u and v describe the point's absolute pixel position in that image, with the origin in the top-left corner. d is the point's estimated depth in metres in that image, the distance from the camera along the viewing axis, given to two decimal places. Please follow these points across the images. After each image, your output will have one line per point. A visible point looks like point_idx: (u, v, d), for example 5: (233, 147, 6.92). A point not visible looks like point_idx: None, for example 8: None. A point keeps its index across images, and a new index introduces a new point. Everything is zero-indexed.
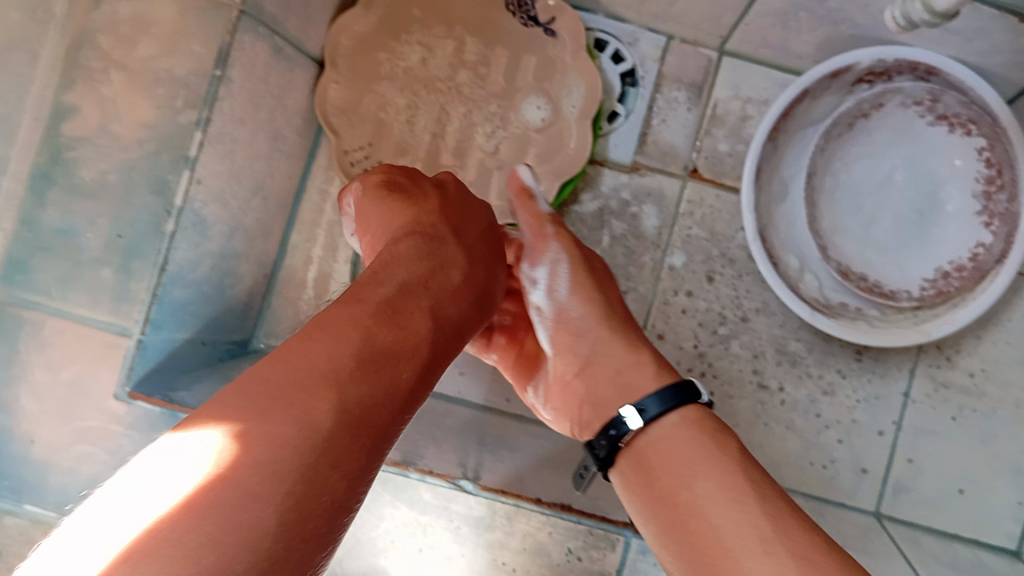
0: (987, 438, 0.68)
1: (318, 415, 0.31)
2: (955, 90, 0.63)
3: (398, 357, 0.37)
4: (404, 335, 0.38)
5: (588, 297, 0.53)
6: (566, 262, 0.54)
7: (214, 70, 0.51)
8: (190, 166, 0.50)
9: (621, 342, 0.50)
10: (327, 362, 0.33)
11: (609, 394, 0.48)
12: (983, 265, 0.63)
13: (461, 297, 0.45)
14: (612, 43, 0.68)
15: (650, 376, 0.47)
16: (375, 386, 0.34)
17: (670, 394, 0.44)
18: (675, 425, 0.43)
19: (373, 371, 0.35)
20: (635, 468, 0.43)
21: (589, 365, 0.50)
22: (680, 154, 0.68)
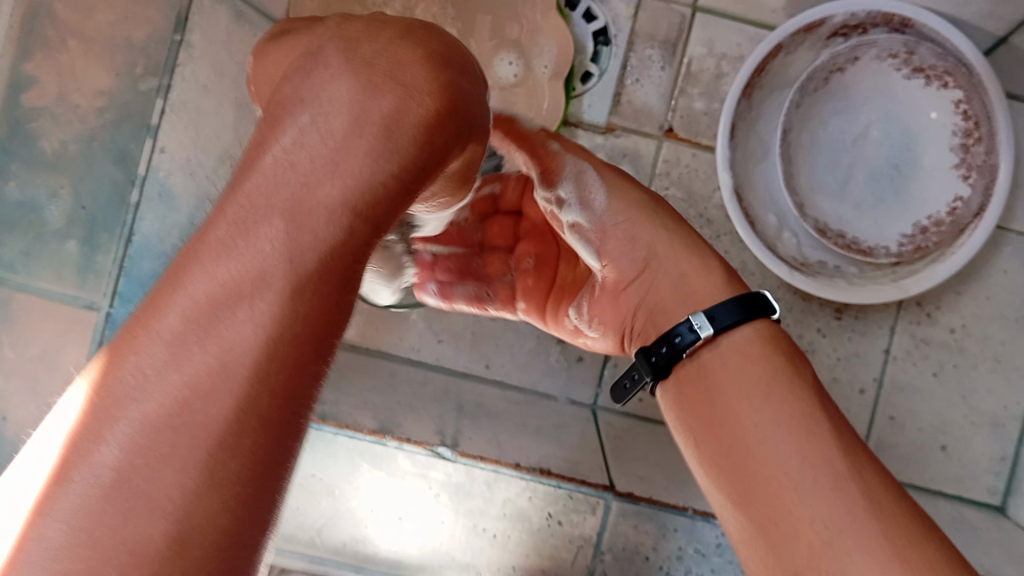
0: (969, 393, 0.68)
1: (114, 478, 0.21)
2: (930, 41, 0.63)
3: (266, 285, 0.23)
4: (285, 227, 0.23)
5: (628, 198, 0.49)
6: (590, 170, 0.49)
7: (172, 34, 0.51)
8: (152, 135, 0.51)
9: (681, 242, 0.47)
10: (135, 375, 0.22)
11: (671, 300, 0.45)
12: (961, 219, 0.63)
13: (411, 114, 0.25)
14: (583, 1, 0.67)
15: (720, 278, 0.45)
16: (227, 352, 0.22)
17: (740, 305, 0.42)
18: (743, 341, 0.41)
19: (221, 338, 0.22)
20: (696, 386, 0.42)
21: (647, 269, 0.47)
22: (655, 114, 0.67)
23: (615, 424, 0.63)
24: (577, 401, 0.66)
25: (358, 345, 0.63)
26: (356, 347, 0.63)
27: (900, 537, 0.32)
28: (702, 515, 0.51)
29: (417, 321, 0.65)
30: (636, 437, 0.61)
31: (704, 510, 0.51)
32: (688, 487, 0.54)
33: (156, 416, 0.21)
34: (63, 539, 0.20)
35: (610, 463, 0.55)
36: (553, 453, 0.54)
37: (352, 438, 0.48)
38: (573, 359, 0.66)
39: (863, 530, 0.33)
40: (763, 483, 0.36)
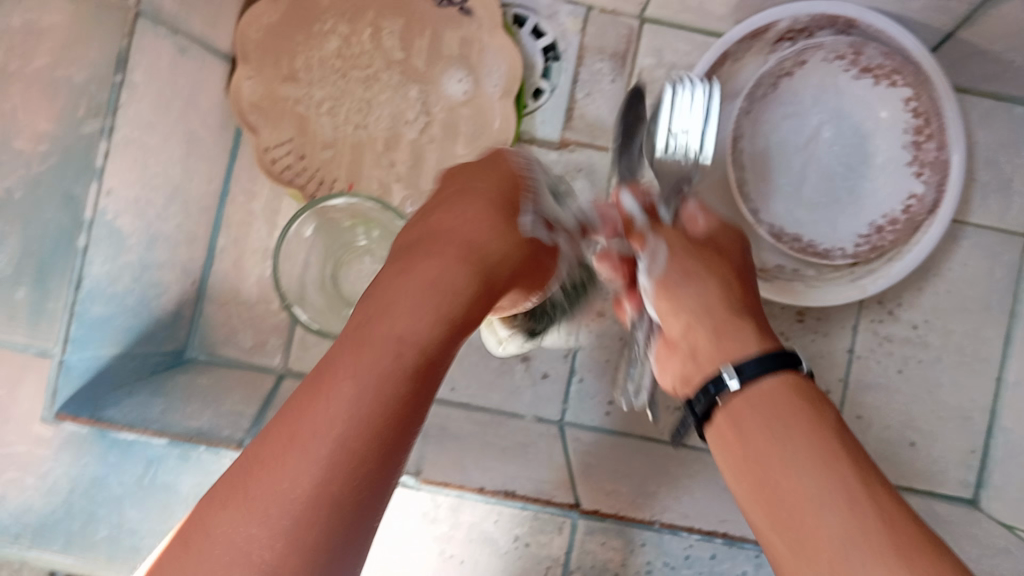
0: (934, 388, 0.68)
1: (243, 542, 0.26)
2: (876, 41, 0.63)
3: (349, 384, 0.28)
4: (359, 356, 0.29)
5: (686, 265, 0.48)
6: (666, 248, 0.50)
7: (113, 76, 0.50)
8: (99, 177, 0.49)
9: (733, 319, 0.45)
10: (257, 461, 0.27)
11: (705, 354, 0.44)
12: (916, 216, 0.63)
13: (455, 274, 0.34)
14: (531, 18, 0.67)
15: (754, 337, 0.43)
16: (320, 433, 0.27)
17: (768, 356, 0.41)
18: (772, 387, 0.39)
19: (315, 426, 0.27)
20: (725, 422, 0.41)
21: (691, 326, 0.46)
22: (608, 127, 0.68)
23: (582, 439, 0.63)
24: (545, 418, 0.66)
25: None
26: None
27: (910, 548, 0.30)
28: (669, 527, 0.50)
29: None
30: (602, 451, 0.61)
31: (671, 523, 0.50)
32: (654, 500, 0.54)
33: (275, 484, 0.27)
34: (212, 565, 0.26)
35: (576, 480, 0.55)
36: (518, 473, 0.53)
37: None
38: (539, 376, 0.66)
39: (875, 554, 0.30)
40: (784, 509, 0.35)
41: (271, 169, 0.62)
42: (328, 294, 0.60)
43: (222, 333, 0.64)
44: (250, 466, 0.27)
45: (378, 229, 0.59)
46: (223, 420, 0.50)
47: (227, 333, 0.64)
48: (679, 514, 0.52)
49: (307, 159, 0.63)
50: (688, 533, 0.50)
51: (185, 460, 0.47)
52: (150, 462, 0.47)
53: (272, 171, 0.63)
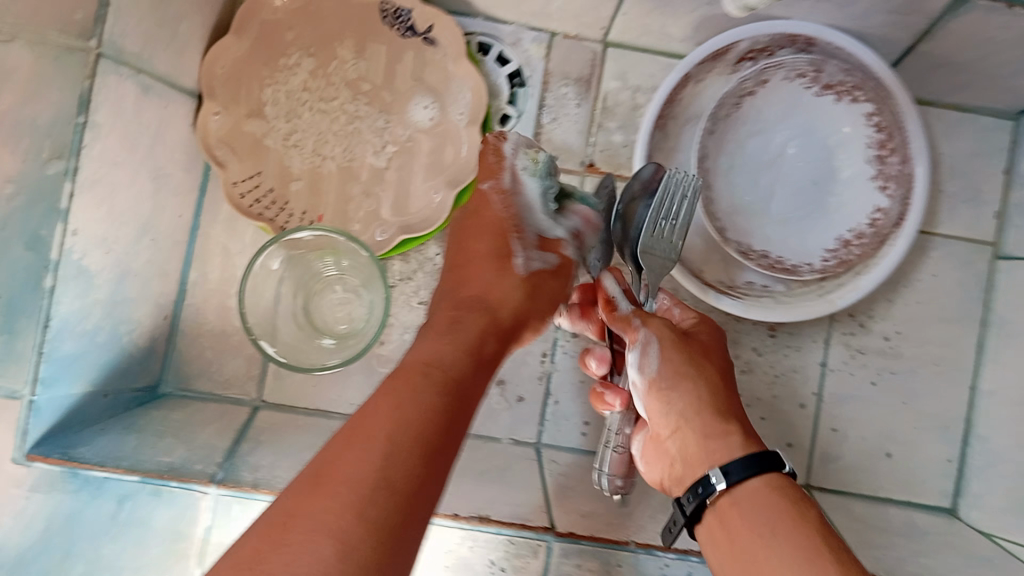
0: (909, 398, 0.68)
1: (381, 453, 0.37)
2: (835, 58, 0.64)
3: (451, 358, 0.45)
4: (455, 341, 0.47)
5: (679, 371, 0.50)
6: (657, 345, 0.51)
7: (77, 117, 0.49)
8: (62, 219, 0.48)
9: (714, 414, 0.48)
10: (385, 405, 0.40)
11: (694, 457, 0.47)
12: (882, 230, 0.64)
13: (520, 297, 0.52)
14: (495, 46, 0.68)
15: (738, 444, 0.46)
16: (430, 386, 0.42)
17: (752, 460, 0.44)
18: (757, 488, 0.43)
19: (420, 376, 0.43)
20: (720, 527, 0.44)
21: (680, 428, 0.49)
22: (575, 150, 0.68)
23: (560, 460, 0.63)
24: (521, 441, 0.65)
25: (296, 405, 0.64)
26: (294, 406, 0.63)
27: None
28: (644, 547, 0.50)
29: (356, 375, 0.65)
30: (578, 473, 0.61)
31: (646, 543, 0.50)
32: (630, 520, 0.54)
33: (400, 419, 0.39)
34: (357, 466, 0.37)
35: (551, 503, 0.54)
36: (493, 498, 0.53)
37: None
38: (514, 400, 0.65)
39: None
40: None
41: (240, 202, 0.62)
42: (300, 326, 0.60)
43: (194, 367, 0.64)
44: (384, 412, 0.40)
45: (345, 259, 0.59)
46: (197, 455, 0.50)
47: (200, 367, 0.64)
48: (655, 534, 0.52)
49: (275, 193, 0.63)
50: (664, 552, 0.50)
51: (157, 496, 0.48)
52: (122, 499, 0.47)
53: (241, 203, 0.62)
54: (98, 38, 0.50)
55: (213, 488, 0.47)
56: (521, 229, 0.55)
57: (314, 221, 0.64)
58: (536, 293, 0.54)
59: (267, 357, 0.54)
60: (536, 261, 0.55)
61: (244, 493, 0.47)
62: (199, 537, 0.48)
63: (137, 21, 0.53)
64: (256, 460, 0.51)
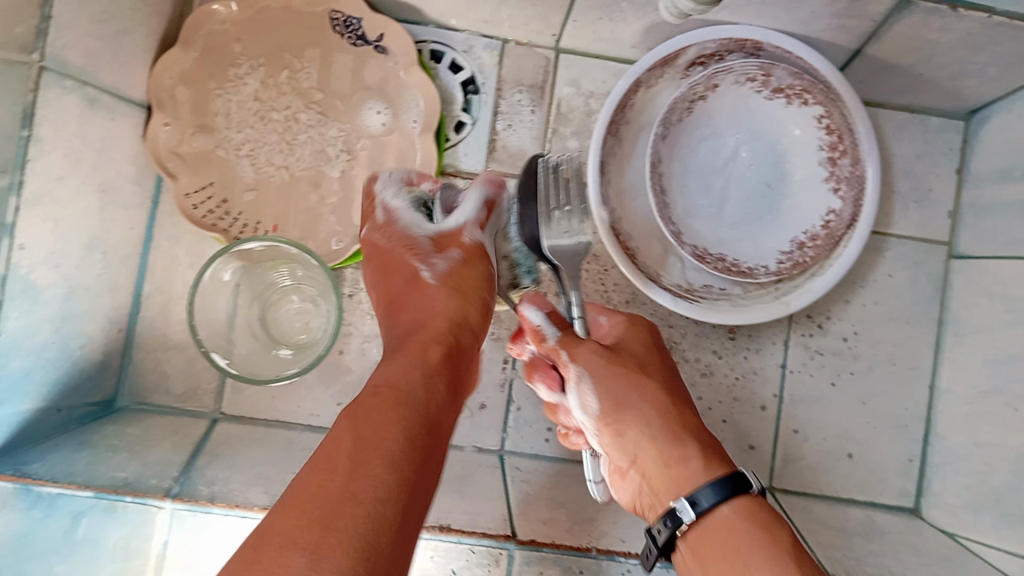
0: (867, 398, 0.69)
1: (363, 469, 0.35)
2: (784, 62, 0.65)
3: (409, 376, 0.43)
4: (411, 362, 0.44)
5: (621, 401, 0.50)
6: (589, 378, 0.51)
7: (21, 130, 0.48)
8: (9, 234, 0.47)
9: (668, 437, 0.48)
10: (358, 429, 0.38)
11: (659, 484, 0.47)
12: (835, 231, 0.65)
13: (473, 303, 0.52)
14: (447, 54, 0.68)
15: (698, 467, 0.46)
16: (398, 408, 0.40)
17: (720, 484, 0.44)
18: (730, 515, 0.43)
19: (384, 393, 0.41)
20: (692, 557, 0.43)
21: (638, 457, 0.49)
22: (531, 156, 0.68)
23: (522, 468, 0.62)
24: (484, 449, 0.65)
25: (254, 418, 0.63)
26: (252, 420, 0.63)
27: None
28: (606, 553, 0.50)
29: (314, 387, 0.64)
30: (541, 479, 0.61)
31: (607, 549, 0.50)
32: (591, 525, 0.54)
33: (380, 439, 0.37)
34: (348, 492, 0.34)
35: (513, 511, 0.54)
36: (454, 507, 0.52)
37: (243, 517, 0.45)
38: (475, 408, 0.65)
39: None
40: None
41: (193, 213, 0.61)
42: (256, 338, 0.59)
43: (149, 382, 0.63)
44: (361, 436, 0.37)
45: (300, 269, 0.58)
46: (152, 471, 0.49)
47: (155, 381, 0.63)
48: (617, 540, 0.52)
49: (229, 203, 0.63)
50: (624, 557, 0.50)
51: (111, 513, 0.46)
52: (76, 516, 0.45)
53: (193, 215, 0.61)
54: (40, 51, 0.49)
55: (167, 503, 0.46)
56: (415, 243, 0.55)
57: (269, 232, 0.64)
58: (467, 283, 0.53)
59: (221, 371, 0.53)
60: (440, 262, 0.54)
61: (200, 506, 0.46)
62: (155, 554, 0.46)
63: (80, 33, 0.52)
64: (212, 473, 0.50)
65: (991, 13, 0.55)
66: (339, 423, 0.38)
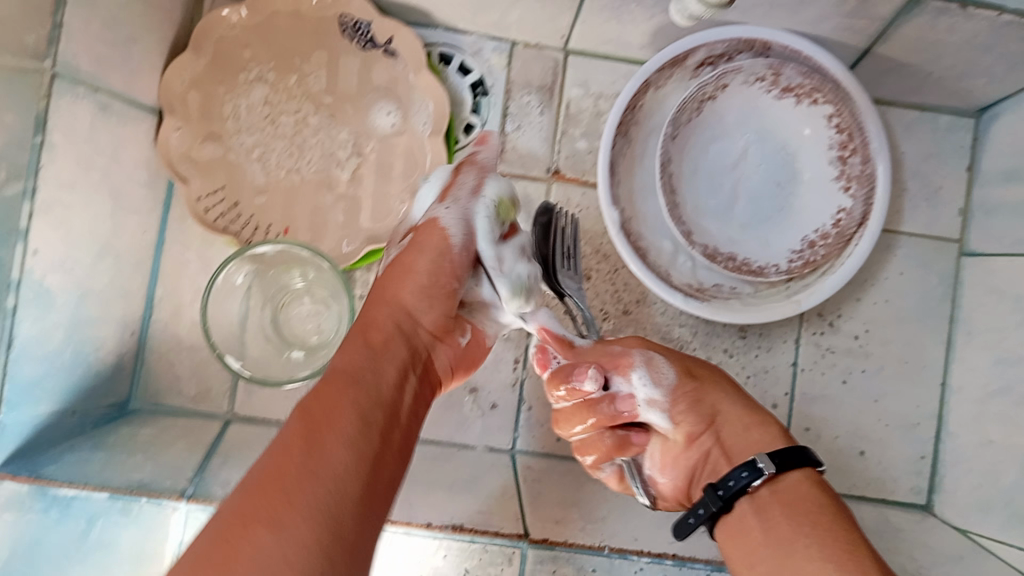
0: (879, 396, 0.69)
1: (321, 450, 0.38)
2: (793, 61, 0.65)
3: (356, 364, 0.44)
4: (359, 354, 0.45)
5: (692, 372, 0.53)
6: (660, 353, 0.53)
7: (33, 136, 0.48)
8: (22, 239, 0.47)
9: (750, 407, 0.51)
10: (314, 410, 0.40)
11: (737, 439, 0.50)
12: (845, 230, 0.65)
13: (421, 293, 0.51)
14: (457, 56, 0.68)
15: (778, 433, 0.49)
16: (352, 396, 0.41)
17: (795, 452, 0.45)
18: (797, 482, 0.44)
19: (339, 378, 0.43)
20: (754, 517, 0.44)
21: (714, 420, 0.51)
22: (541, 157, 0.68)
23: (533, 467, 0.63)
24: (496, 449, 0.65)
25: (266, 420, 0.63)
26: (265, 421, 0.63)
27: None
28: (618, 552, 0.50)
29: None
30: (554, 479, 0.61)
31: (620, 547, 0.50)
32: (603, 524, 0.54)
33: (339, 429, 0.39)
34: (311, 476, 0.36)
35: (524, 510, 0.54)
36: (466, 506, 0.52)
37: None
38: (487, 408, 0.65)
39: None
40: None
41: (204, 216, 0.62)
42: (268, 341, 0.59)
43: (163, 385, 0.63)
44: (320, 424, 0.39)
45: (312, 272, 0.59)
46: (166, 472, 0.49)
47: (168, 385, 0.63)
48: (628, 539, 0.52)
49: (239, 207, 0.63)
50: (637, 556, 0.50)
51: (126, 515, 0.46)
52: (91, 519, 0.46)
53: (205, 218, 0.62)
54: (52, 58, 0.49)
55: (183, 503, 0.46)
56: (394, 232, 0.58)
57: (280, 234, 0.64)
58: (414, 276, 0.52)
59: (234, 373, 0.54)
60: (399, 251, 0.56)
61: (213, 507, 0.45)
62: (171, 555, 0.47)
63: (91, 40, 0.52)
64: (224, 473, 0.50)
65: (1000, 12, 0.54)
66: (300, 406, 0.40)
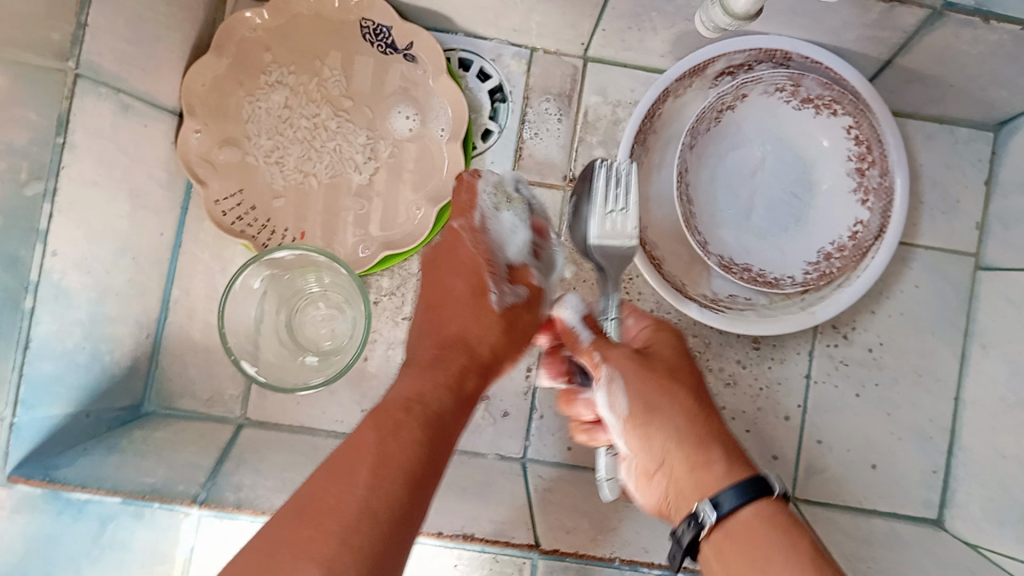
0: (892, 409, 0.69)
1: (350, 488, 0.39)
2: (813, 72, 0.64)
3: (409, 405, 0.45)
4: (412, 390, 0.47)
5: (647, 404, 0.49)
6: (620, 381, 0.50)
7: (56, 137, 0.48)
8: (42, 240, 0.47)
9: (694, 432, 0.48)
10: (353, 448, 0.42)
11: (686, 487, 0.46)
12: (862, 242, 0.65)
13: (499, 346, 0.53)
14: (476, 62, 0.68)
15: (722, 474, 0.45)
16: (397, 439, 0.42)
17: (745, 486, 0.44)
18: (754, 518, 0.43)
19: (390, 417, 0.44)
20: (714, 560, 0.43)
21: (664, 461, 0.48)
22: (557, 164, 0.68)
23: (544, 475, 0.63)
24: (507, 455, 0.65)
25: (279, 422, 0.63)
26: (277, 425, 0.63)
27: None
28: (629, 563, 0.50)
29: (339, 392, 0.65)
30: (564, 488, 0.61)
31: (631, 559, 0.50)
32: (614, 535, 0.54)
33: (376, 459, 0.41)
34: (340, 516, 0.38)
35: (535, 519, 0.54)
36: (477, 515, 0.52)
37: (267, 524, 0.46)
38: (499, 414, 0.65)
39: None
40: None
41: (221, 219, 0.61)
42: (282, 344, 0.59)
43: (177, 386, 0.63)
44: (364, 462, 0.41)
45: (328, 276, 0.59)
46: (178, 475, 0.50)
47: (182, 386, 0.63)
48: (639, 550, 0.52)
49: (256, 210, 0.63)
50: (648, 568, 0.50)
51: (139, 518, 0.47)
52: (103, 520, 0.46)
53: (223, 222, 0.62)
54: (75, 60, 0.49)
55: (196, 508, 0.46)
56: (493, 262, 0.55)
57: (296, 238, 0.64)
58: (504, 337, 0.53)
59: (249, 377, 0.54)
60: (508, 294, 0.54)
61: (226, 513, 0.46)
62: (181, 558, 0.47)
63: (115, 40, 0.52)
64: (237, 478, 0.50)
65: (1022, 25, 0.54)
66: (348, 441, 0.42)
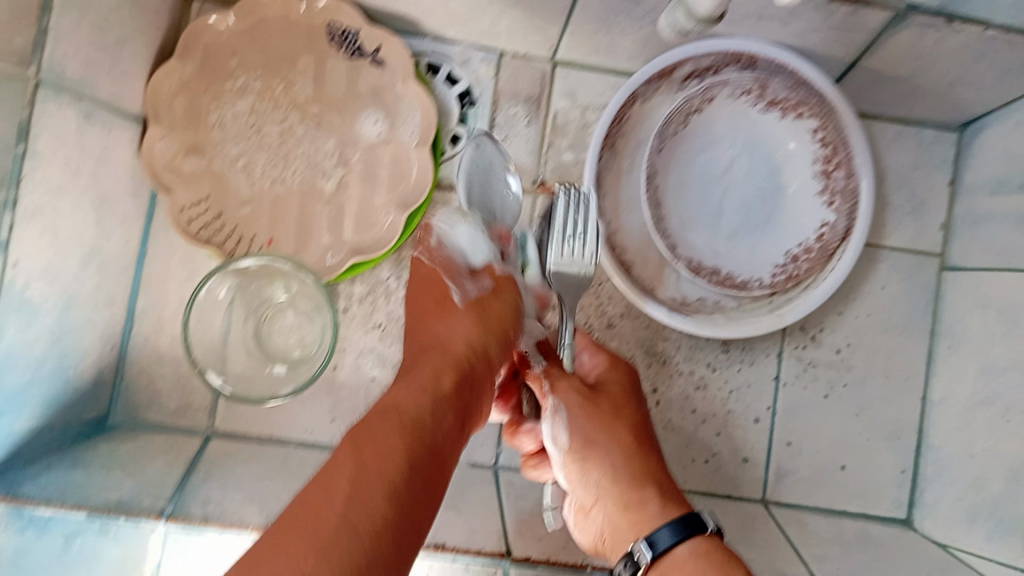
0: (862, 409, 0.69)
1: (339, 513, 0.33)
2: (780, 76, 0.65)
3: (401, 415, 0.39)
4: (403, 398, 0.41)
5: (590, 440, 0.50)
6: (565, 413, 0.51)
7: (17, 145, 0.47)
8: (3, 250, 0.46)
9: (630, 471, 0.49)
10: (341, 463, 0.35)
11: (620, 527, 0.48)
12: (828, 244, 0.66)
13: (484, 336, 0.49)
14: (444, 65, 0.68)
15: (656, 512, 0.47)
16: (393, 459, 0.36)
17: (679, 523, 0.45)
18: (687, 556, 0.44)
19: (381, 429, 0.38)
20: None
21: (601, 498, 0.49)
22: (527, 168, 0.68)
23: (516, 482, 0.63)
24: (478, 462, 0.65)
25: (248, 432, 0.63)
26: (247, 435, 0.63)
27: None
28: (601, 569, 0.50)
29: (309, 400, 0.64)
30: (536, 493, 0.61)
31: (603, 565, 0.50)
32: None
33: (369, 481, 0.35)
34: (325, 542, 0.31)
35: (507, 526, 0.54)
36: (451, 524, 0.52)
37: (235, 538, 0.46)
38: None
39: None
40: None
41: (188, 230, 0.61)
42: (250, 354, 0.59)
43: (144, 396, 0.63)
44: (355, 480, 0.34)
45: (295, 284, 0.59)
46: (147, 489, 0.49)
47: (149, 396, 0.63)
48: None
49: (222, 216, 0.63)
50: None
51: (106, 533, 0.46)
52: (70, 536, 0.46)
53: (188, 231, 0.62)
54: (36, 66, 0.48)
55: (162, 523, 0.46)
56: (451, 267, 0.55)
57: (263, 245, 0.64)
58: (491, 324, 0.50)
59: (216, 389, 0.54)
60: (472, 288, 0.54)
61: (193, 527, 0.46)
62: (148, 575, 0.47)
63: (78, 46, 0.52)
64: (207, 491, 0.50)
65: (985, 26, 0.55)
66: (336, 453, 0.36)
